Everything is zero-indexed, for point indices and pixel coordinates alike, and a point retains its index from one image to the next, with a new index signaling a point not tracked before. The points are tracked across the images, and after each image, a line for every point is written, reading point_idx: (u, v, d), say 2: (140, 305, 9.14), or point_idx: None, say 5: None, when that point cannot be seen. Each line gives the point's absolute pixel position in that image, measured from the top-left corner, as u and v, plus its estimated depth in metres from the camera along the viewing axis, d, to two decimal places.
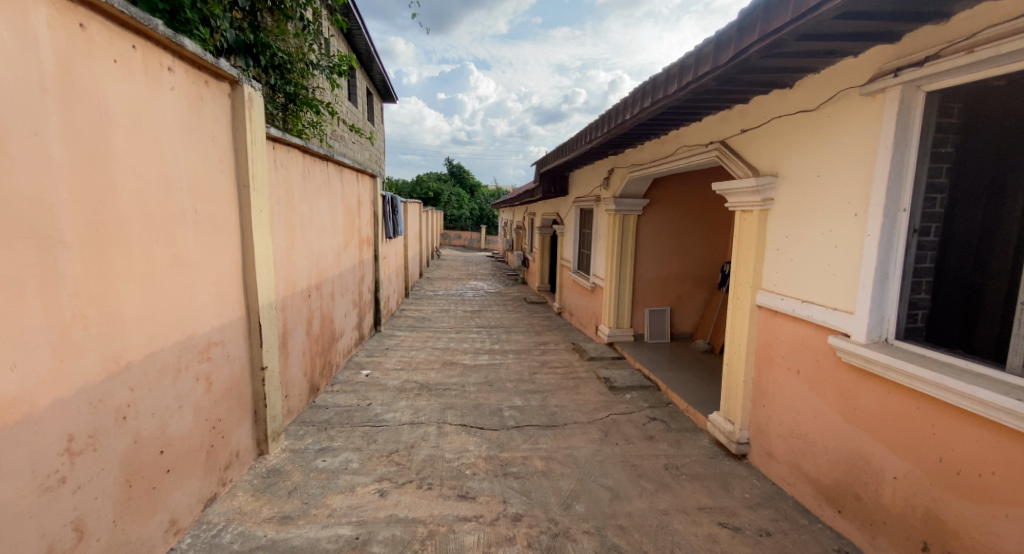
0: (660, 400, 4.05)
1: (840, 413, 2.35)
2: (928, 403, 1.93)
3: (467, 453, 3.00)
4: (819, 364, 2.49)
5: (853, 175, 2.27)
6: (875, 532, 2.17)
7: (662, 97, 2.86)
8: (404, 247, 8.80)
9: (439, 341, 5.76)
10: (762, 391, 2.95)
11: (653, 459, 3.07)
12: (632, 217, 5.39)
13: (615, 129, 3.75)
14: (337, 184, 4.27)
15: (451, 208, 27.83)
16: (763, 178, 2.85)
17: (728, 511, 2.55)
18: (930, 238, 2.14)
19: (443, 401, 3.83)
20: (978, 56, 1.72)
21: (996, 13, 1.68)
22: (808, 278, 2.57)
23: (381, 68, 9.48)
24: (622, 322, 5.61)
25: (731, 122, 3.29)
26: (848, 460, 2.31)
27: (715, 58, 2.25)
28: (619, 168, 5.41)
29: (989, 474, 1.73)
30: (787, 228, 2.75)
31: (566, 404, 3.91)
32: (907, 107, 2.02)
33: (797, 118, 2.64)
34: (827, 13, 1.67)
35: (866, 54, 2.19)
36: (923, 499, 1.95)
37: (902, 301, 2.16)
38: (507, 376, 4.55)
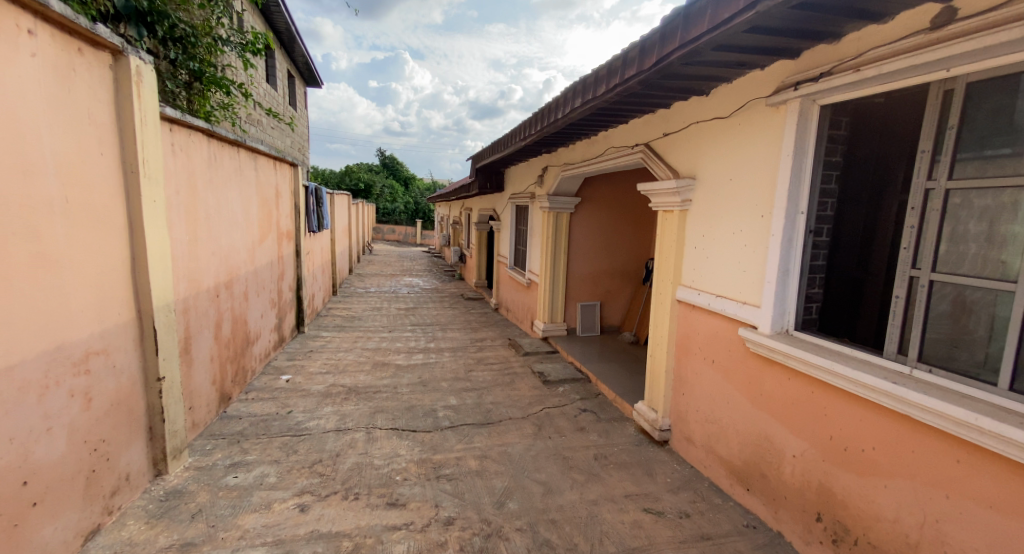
0: (591, 392, 4.18)
1: (749, 399, 2.54)
2: (821, 388, 2.14)
3: (398, 458, 2.89)
4: (731, 354, 2.68)
5: (760, 179, 2.46)
6: (778, 507, 2.37)
7: (591, 98, 2.93)
8: (331, 242, 8.35)
9: (369, 341, 5.53)
10: (681, 381, 3.13)
11: (583, 451, 3.15)
12: (564, 214, 5.51)
13: (547, 127, 3.80)
14: (251, 173, 3.93)
15: (383, 201, 26.91)
16: (682, 180, 3.01)
17: (652, 497, 2.68)
18: (823, 238, 2.36)
19: (372, 404, 3.67)
20: (862, 75, 1.91)
21: (877, 38, 1.88)
22: (722, 274, 2.76)
23: (303, 49, 8.91)
24: (556, 317, 5.71)
25: (655, 125, 3.44)
26: (755, 442, 2.51)
27: (640, 62, 2.33)
28: (552, 166, 5.50)
29: (871, 449, 1.93)
30: (703, 227, 2.93)
31: (501, 401, 3.91)
32: (805, 119, 2.22)
33: (713, 124, 2.81)
34: (739, 26, 1.77)
35: (771, 68, 2.37)
36: (817, 474, 2.16)
37: (800, 295, 2.37)
38: (442, 375, 4.46)
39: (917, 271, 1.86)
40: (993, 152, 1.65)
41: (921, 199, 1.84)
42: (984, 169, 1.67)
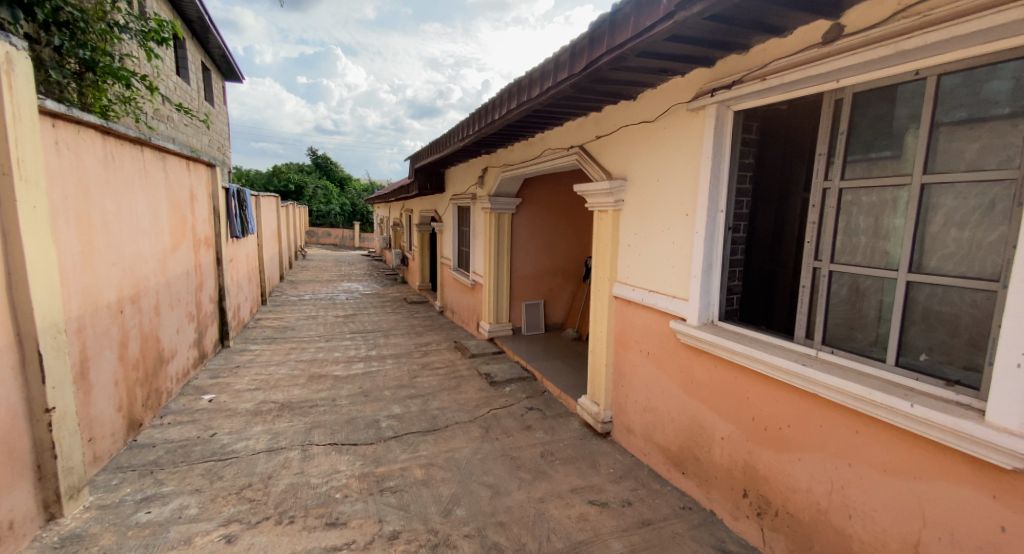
0: (537, 390, 4.23)
1: (681, 387, 2.68)
2: (743, 373, 2.29)
3: (337, 475, 2.76)
4: (664, 345, 2.81)
5: (685, 179, 2.59)
6: (710, 487, 2.52)
7: (526, 100, 2.96)
8: (257, 248, 7.83)
9: (304, 353, 5.23)
10: (620, 373, 3.24)
11: (530, 449, 3.18)
12: (506, 215, 5.53)
13: (484, 128, 3.79)
14: (158, 174, 3.59)
15: (317, 204, 25.69)
16: (615, 181, 3.12)
17: (596, 488, 2.75)
18: (740, 234, 2.52)
19: (308, 419, 3.48)
20: (768, 84, 2.06)
21: (780, 50, 2.04)
22: (653, 270, 2.88)
23: (219, 40, 8.28)
24: (501, 317, 5.72)
25: (588, 127, 3.55)
26: (688, 427, 2.65)
27: (571, 65, 2.38)
28: (491, 167, 5.50)
29: (787, 427, 2.10)
30: (634, 226, 3.05)
31: (447, 406, 3.85)
32: (721, 122, 2.37)
33: (640, 127, 2.94)
34: (659, 35, 1.86)
35: (691, 75, 2.52)
36: (742, 453, 2.32)
37: (722, 287, 2.53)
38: (385, 384, 4.32)
39: (819, 262, 2.05)
40: (877, 154, 1.84)
41: (820, 197, 2.03)
42: (870, 169, 1.86)
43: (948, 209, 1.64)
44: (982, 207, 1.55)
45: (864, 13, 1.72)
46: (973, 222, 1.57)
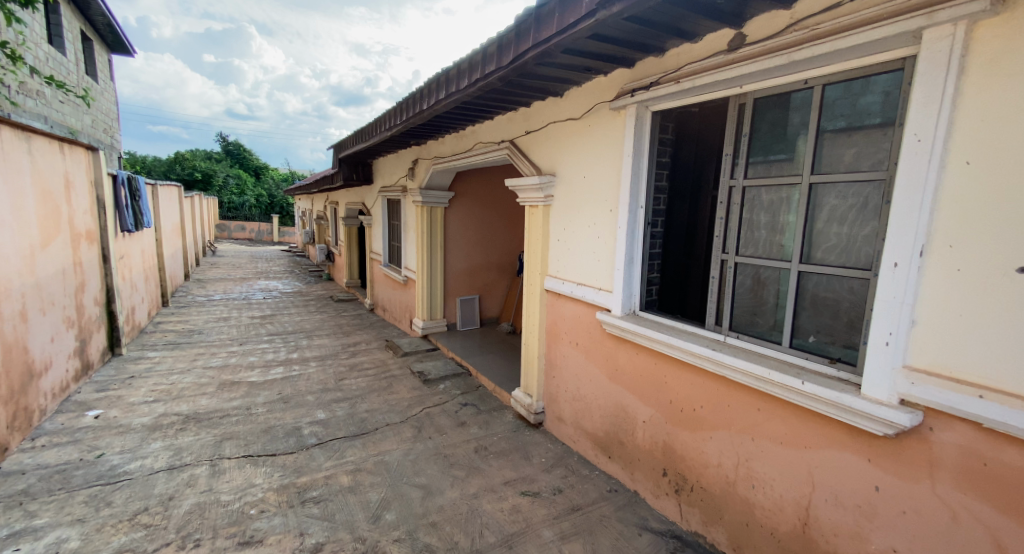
0: (472, 385, 4.21)
1: (607, 375, 2.79)
2: (662, 360, 2.43)
3: (252, 489, 2.56)
4: (591, 336, 2.91)
5: (609, 176, 2.69)
6: (634, 469, 2.65)
7: (454, 91, 2.89)
8: (155, 244, 7.04)
9: (214, 358, 4.80)
10: (552, 365, 3.30)
11: (463, 446, 3.15)
12: (439, 209, 5.43)
13: (411, 118, 3.66)
14: (21, 157, 3.09)
15: (229, 195, 23.64)
16: (545, 176, 3.15)
17: (528, 479, 2.79)
18: (659, 229, 2.66)
19: (218, 432, 3.20)
20: (681, 87, 2.18)
21: (692, 55, 2.16)
22: (580, 264, 2.96)
23: (102, 7, 7.30)
24: (435, 313, 5.62)
25: (518, 123, 3.56)
26: (614, 413, 2.76)
27: (498, 58, 2.36)
28: (422, 159, 5.35)
29: (700, 408, 2.25)
30: (563, 221, 3.11)
31: (377, 407, 3.72)
32: (640, 122, 2.47)
33: (567, 124, 3.00)
34: (583, 33, 1.89)
35: (613, 75, 2.61)
36: (662, 435, 2.45)
37: (643, 279, 2.65)
38: (308, 388, 4.07)
39: (726, 255, 2.21)
40: (775, 156, 2.00)
41: (728, 194, 2.18)
42: (769, 169, 2.03)
43: (831, 206, 1.82)
44: (857, 204, 1.74)
45: (764, 24, 1.86)
46: (851, 218, 1.76)
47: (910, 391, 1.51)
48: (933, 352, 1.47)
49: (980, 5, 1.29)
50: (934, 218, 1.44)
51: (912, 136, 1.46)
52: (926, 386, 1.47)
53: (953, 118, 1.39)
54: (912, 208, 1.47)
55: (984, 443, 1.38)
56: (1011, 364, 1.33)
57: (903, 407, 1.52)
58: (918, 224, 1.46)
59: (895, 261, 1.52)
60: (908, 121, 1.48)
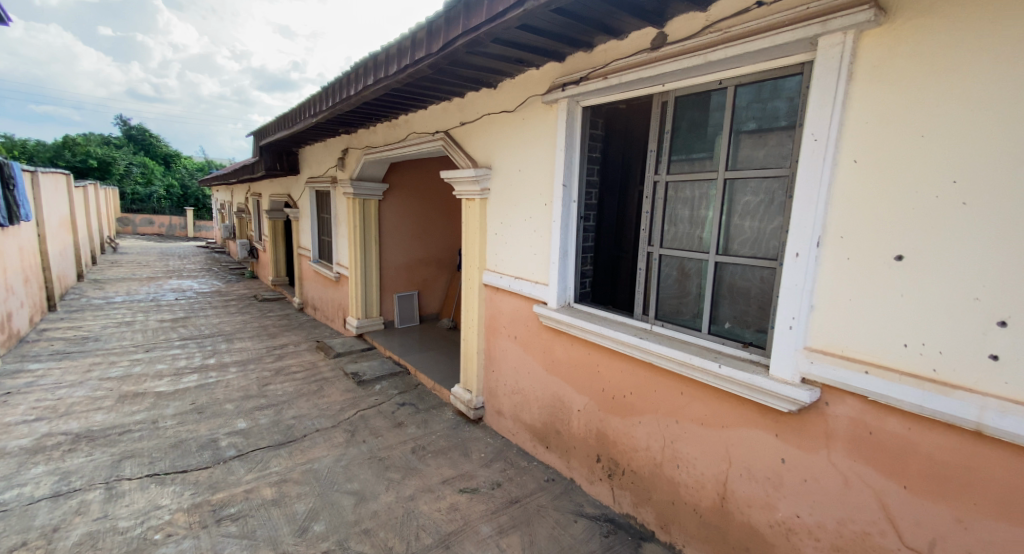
0: (410, 384, 4.11)
1: (544, 367, 2.82)
2: (595, 350, 2.49)
3: (158, 512, 2.33)
4: (528, 329, 2.92)
5: (543, 169, 2.70)
6: (570, 457, 2.71)
7: (383, 78, 2.75)
8: (36, 240, 6.19)
9: (113, 368, 4.31)
10: (491, 359, 3.29)
11: (399, 447, 3.06)
12: (372, 201, 5.21)
13: (337, 105, 3.46)
14: None
15: (134, 186, 21.35)
16: (480, 169, 3.11)
17: (467, 476, 2.76)
18: (591, 223, 2.71)
19: (118, 450, 2.88)
20: (608, 83, 2.22)
21: (618, 52, 2.21)
22: (517, 258, 2.96)
23: None
24: (371, 311, 5.41)
25: (453, 113, 3.48)
26: (550, 404, 2.81)
27: (428, 44, 2.27)
28: (352, 149, 5.11)
29: (630, 395, 2.33)
30: (499, 214, 3.09)
31: (305, 412, 3.52)
32: (571, 116, 2.50)
33: (501, 116, 2.98)
34: (512, 22, 1.85)
35: (545, 69, 2.62)
36: (596, 422, 2.52)
37: (577, 272, 2.70)
38: (226, 396, 3.77)
39: (652, 247, 2.29)
40: (695, 154, 2.10)
41: (652, 188, 2.26)
42: (689, 166, 2.12)
43: (743, 201, 1.94)
44: (764, 200, 1.87)
45: (682, 26, 1.94)
46: (760, 213, 1.89)
47: (810, 370, 1.64)
48: (829, 334, 1.61)
49: (866, 16, 1.40)
50: (829, 212, 1.57)
51: (810, 136, 1.58)
52: (823, 365, 1.61)
53: (844, 121, 1.51)
54: (811, 202, 1.59)
55: (870, 415, 1.53)
56: (891, 342, 1.48)
57: (804, 384, 1.66)
58: (816, 217, 1.59)
59: (797, 251, 1.65)
60: (807, 122, 1.59)
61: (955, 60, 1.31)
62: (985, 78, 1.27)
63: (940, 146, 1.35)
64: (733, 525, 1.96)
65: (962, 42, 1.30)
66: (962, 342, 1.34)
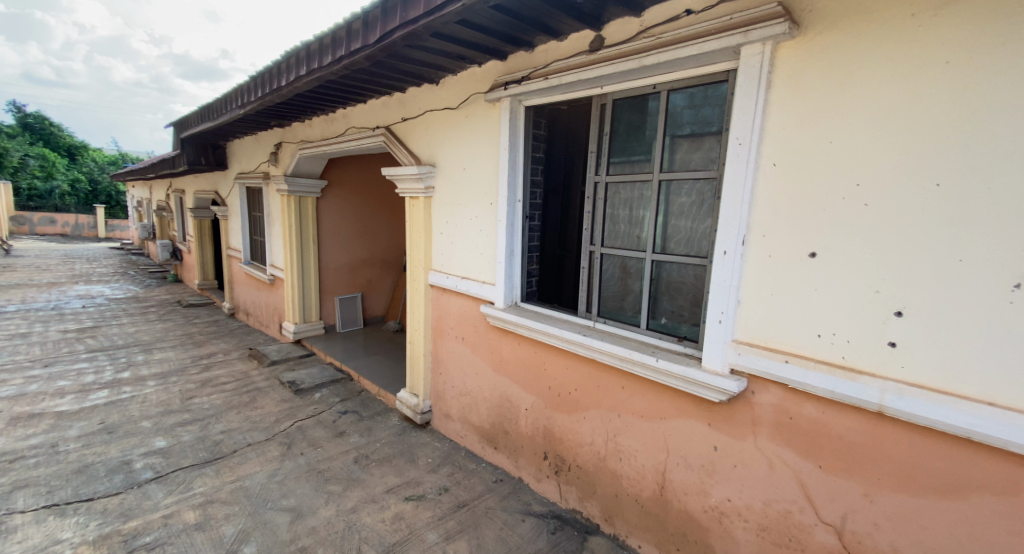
0: (352, 390, 3.95)
1: (491, 366, 2.80)
2: (541, 349, 2.50)
3: (57, 548, 2.08)
4: (475, 329, 2.89)
5: (486, 168, 2.68)
6: (517, 456, 2.71)
7: (316, 69, 2.61)
8: None
9: (4, 387, 3.81)
10: (438, 361, 3.23)
11: (340, 457, 2.93)
12: (308, 199, 4.95)
13: (267, 96, 3.25)
14: None
15: (31, 180, 19.05)
16: (424, 166, 3.03)
17: (413, 483, 2.69)
18: (536, 223, 2.72)
19: (7, 481, 2.54)
20: (549, 84, 2.23)
21: (558, 53, 2.23)
22: (463, 257, 2.92)
23: None
24: (309, 315, 5.15)
25: (394, 108, 3.37)
26: (498, 404, 2.79)
27: (364, 36, 2.18)
28: (286, 143, 4.83)
29: (576, 391, 2.36)
30: (445, 213, 3.03)
31: (235, 426, 3.28)
32: (514, 115, 2.49)
33: (444, 113, 2.92)
34: (452, 17, 1.81)
35: (487, 66, 2.59)
36: (543, 420, 2.54)
37: (524, 271, 2.69)
38: (142, 413, 3.44)
39: (594, 247, 2.34)
40: (633, 157, 2.16)
41: (593, 189, 2.30)
42: (627, 167, 2.18)
43: (678, 202, 2.01)
44: (695, 201, 1.96)
45: (618, 30, 1.98)
46: (693, 214, 1.97)
47: (738, 361, 1.73)
48: (755, 327, 1.71)
49: (782, 28, 1.49)
50: (753, 212, 1.66)
51: (735, 140, 1.67)
52: (749, 356, 1.71)
53: (765, 126, 1.61)
54: (737, 202, 1.68)
55: (790, 402, 1.64)
56: (807, 333, 1.58)
57: (733, 375, 1.75)
58: (741, 217, 1.67)
59: (725, 249, 1.73)
60: (732, 126, 1.67)
61: (858, 72, 1.42)
62: (883, 89, 1.38)
63: (846, 151, 1.46)
64: (672, 513, 2.03)
65: (862, 57, 1.41)
66: (867, 331, 1.46)
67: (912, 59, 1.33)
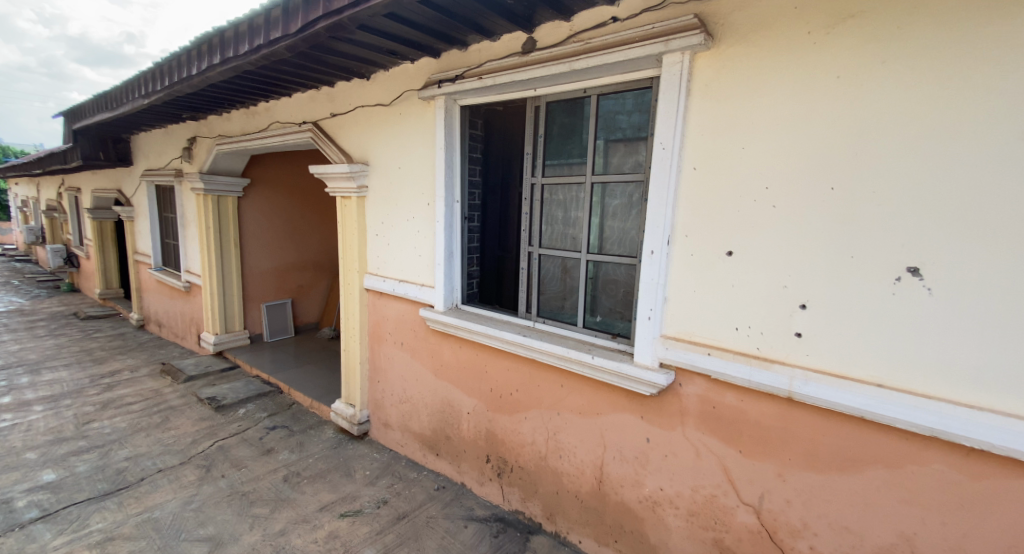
0: (281, 403, 3.70)
1: (432, 371, 2.73)
2: (481, 351, 2.47)
3: None
4: (414, 334, 2.81)
5: (421, 168, 2.62)
6: (460, 461, 2.66)
7: (231, 58, 2.40)
8: None
9: None
10: (375, 368, 3.10)
11: (268, 477, 2.74)
12: (228, 198, 4.59)
13: (175, 86, 2.95)
14: None
15: None
16: (355, 164, 2.89)
17: (349, 498, 2.56)
18: (476, 224, 2.68)
19: None
20: (483, 83, 2.21)
21: (491, 53, 2.21)
22: (400, 260, 2.83)
23: None
24: (232, 324, 4.77)
25: (321, 103, 3.19)
26: (439, 410, 2.73)
27: (284, 25, 2.03)
28: (202, 138, 4.44)
29: (517, 392, 2.35)
30: (380, 214, 2.92)
31: (144, 451, 2.97)
32: (449, 114, 2.45)
33: (377, 110, 2.81)
34: (378, 10, 1.73)
35: (421, 63, 2.53)
36: (485, 423, 2.51)
37: (464, 273, 2.65)
38: (28, 444, 3.03)
39: (532, 247, 2.34)
40: (568, 159, 2.18)
41: (530, 190, 2.31)
42: (562, 169, 2.21)
43: (611, 204, 2.06)
44: (625, 203, 2.02)
45: (549, 33, 1.99)
46: (624, 215, 2.03)
47: (666, 355, 1.81)
48: (681, 322, 1.78)
49: (698, 39, 1.56)
50: (676, 212, 1.74)
51: (659, 144, 1.73)
52: (677, 350, 1.78)
53: (686, 131, 1.69)
54: (662, 202, 1.75)
55: (714, 392, 1.73)
56: (727, 326, 1.68)
57: (662, 368, 1.82)
58: (666, 218, 1.74)
59: (652, 249, 1.80)
60: (657, 131, 1.74)
61: (765, 83, 1.52)
62: (785, 99, 1.49)
63: (757, 156, 1.56)
64: (610, 506, 2.08)
65: (768, 69, 1.51)
66: (777, 323, 1.58)
67: (810, 73, 1.45)
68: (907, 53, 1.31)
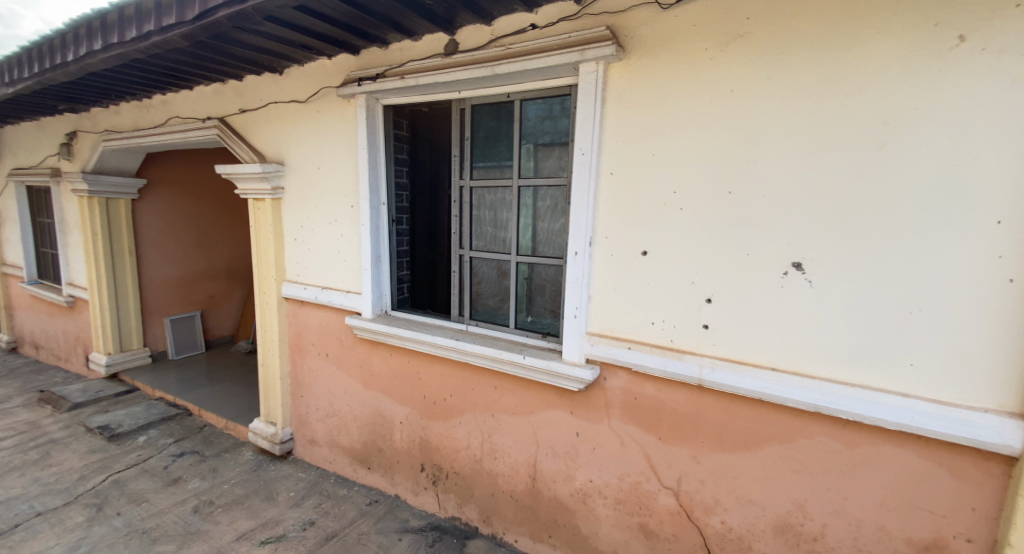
0: (191, 427, 3.37)
1: (361, 381, 2.63)
2: (413, 357, 2.41)
3: None
4: (341, 343, 2.68)
5: (342, 169, 2.51)
6: (393, 473, 2.58)
7: (116, 44, 2.15)
8: None
9: None
10: (298, 382, 2.92)
11: (175, 509, 2.48)
12: (120, 201, 4.10)
13: (46, 73, 2.59)
14: None
15: None
16: (270, 164, 2.69)
17: (270, 523, 2.39)
18: (404, 227, 2.61)
19: None
20: (405, 83, 2.16)
21: (413, 53, 2.17)
22: (323, 266, 2.69)
23: None
24: (129, 342, 4.28)
25: (229, 98, 2.95)
26: (370, 421, 2.63)
27: (179, 11, 1.85)
28: (84, 133, 3.94)
29: (451, 397, 2.33)
30: (299, 218, 2.75)
31: (18, 495, 2.58)
32: (371, 114, 2.37)
33: (292, 107, 2.65)
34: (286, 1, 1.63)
35: (339, 59, 2.42)
36: (419, 430, 2.45)
37: (393, 278, 2.57)
38: None
39: (463, 250, 2.33)
40: (495, 163, 2.19)
41: (458, 193, 2.29)
42: (489, 172, 2.21)
43: (537, 207, 2.10)
44: (551, 206, 2.07)
45: (471, 36, 1.99)
46: (550, 217, 2.08)
47: (591, 351, 1.87)
48: (604, 319, 1.86)
49: (611, 50, 1.64)
50: (596, 214, 1.81)
51: (578, 150, 1.79)
52: (601, 346, 1.86)
53: (603, 136, 1.76)
54: (583, 204, 1.81)
55: (637, 384, 1.82)
56: (645, 322, 1.77)
57: (588, 364, 1.88)
58: (587, 219, 1.81)
59: (576, 250, 1.86)
60: (576, 135, 1.80)
61: (671, 92, 1.63)
62: (688, 108, 1.61)
63: (666, 161, 1.66)
64: (544, 502, 2.12)
65: (673, 80, 1.62)
66: (688, 316, 1.69)
67: (708, 86, 1.57)
68: (787, 71, 1.46)
